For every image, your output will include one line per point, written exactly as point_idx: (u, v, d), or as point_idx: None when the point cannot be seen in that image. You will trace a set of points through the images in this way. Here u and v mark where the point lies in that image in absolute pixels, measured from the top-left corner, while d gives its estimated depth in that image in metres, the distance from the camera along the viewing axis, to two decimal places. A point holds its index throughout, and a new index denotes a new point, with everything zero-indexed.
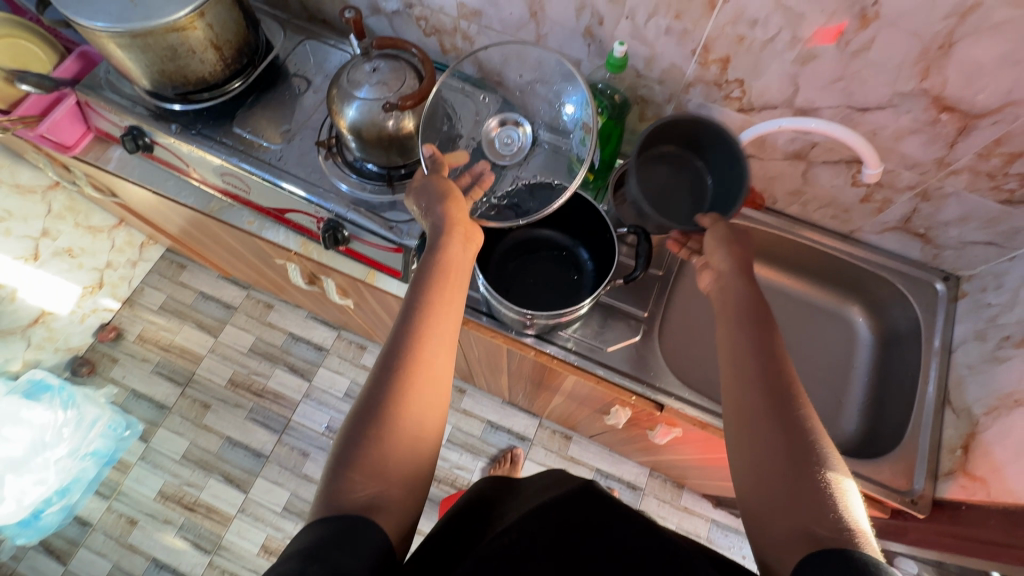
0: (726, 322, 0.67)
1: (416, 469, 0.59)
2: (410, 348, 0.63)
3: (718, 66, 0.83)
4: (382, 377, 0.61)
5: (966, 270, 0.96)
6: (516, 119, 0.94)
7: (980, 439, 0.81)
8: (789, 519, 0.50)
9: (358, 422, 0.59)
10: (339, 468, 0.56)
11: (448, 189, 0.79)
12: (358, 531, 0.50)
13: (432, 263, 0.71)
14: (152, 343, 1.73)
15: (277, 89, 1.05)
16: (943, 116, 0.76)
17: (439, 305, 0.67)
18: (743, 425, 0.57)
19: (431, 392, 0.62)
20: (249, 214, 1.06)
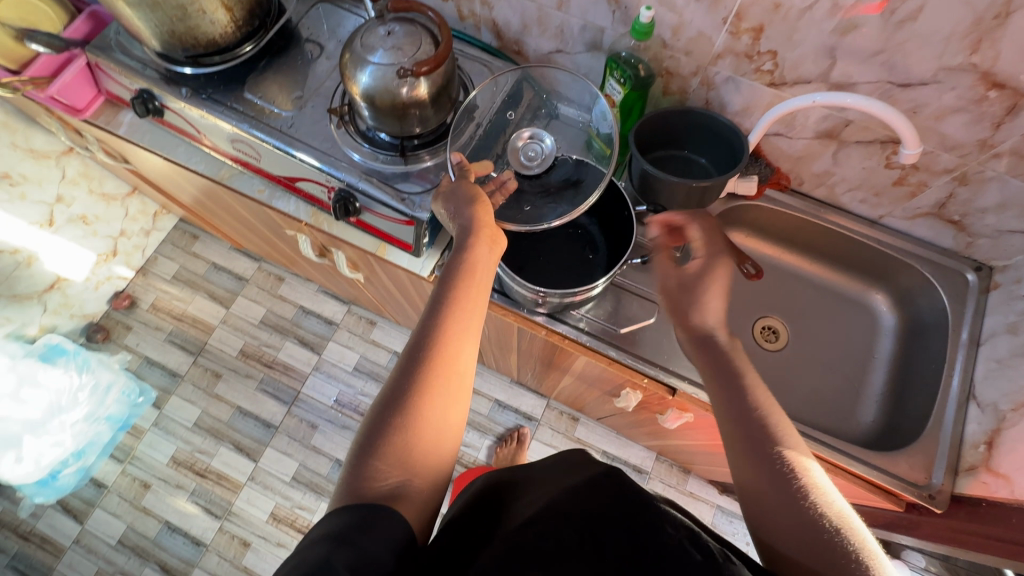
0: (703, 361, 0.60)
1: (439, 462, 0.59)
2: (438, 342, 0.61)
3: (750, 37, 0.79)
4: (408, 369, 0.60)
5: (1000, 260, 0.91)
6: (540, 133, 0.92)
7: (1005, 435, 0.78)
8: (804, 565, 0.46)
9: (384, 409, 0.59)
10: (363, 454, 0.56)
11: (476, 194, 0.77)
12: (384, 519, 0.51)
13: (457, 260, 0.70)
14: (166, 313, 1.75)
15: (289, 53, 1.02)
16: (992, 94, 0.71)
17: (465, 302, 0.66)
18: (740, 470, 0.52)
19: (455, 385, 0.61)
20: (260, 183, 1.05)
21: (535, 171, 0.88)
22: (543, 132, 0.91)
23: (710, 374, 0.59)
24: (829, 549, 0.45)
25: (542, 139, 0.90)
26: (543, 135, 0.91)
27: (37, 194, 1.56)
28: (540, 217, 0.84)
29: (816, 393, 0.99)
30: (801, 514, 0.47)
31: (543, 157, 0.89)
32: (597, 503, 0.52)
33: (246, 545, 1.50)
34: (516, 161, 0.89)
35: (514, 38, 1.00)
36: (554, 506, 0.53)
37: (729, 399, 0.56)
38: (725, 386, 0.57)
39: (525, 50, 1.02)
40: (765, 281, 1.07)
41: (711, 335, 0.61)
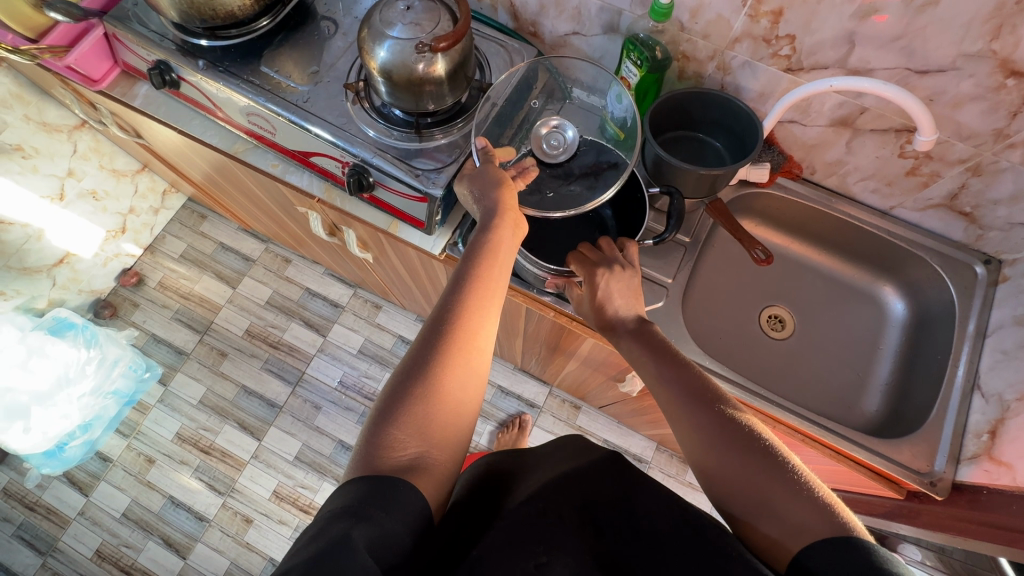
0: (643, 356, 0.67)
1: (456, 435, 0.60)
2: (460, 317, 0.63)
3: (769, 20, 0.78)
4: (429, 342, 0.61)
5: (1009, 254, 0.92)
6: (560, 122, 0.93)
7: (1009, 425, 0.79)
8: (768, 508, 0.51)
9: (403, 379, 0.59)
10: (383, 423, 0.57)
11: (502, 177, 0.77)
12: (402, 491, 0.52)
13: (480, 242, 0.71)
14: (173, 291, 1.77)
15: (306, 29, 1.02)
16: (1010, 82, 0.71)
17: (487, 282, 0.67)
18: (699, 455, 0.57)
19: (476, 361, 0.63)
20: (273, 158, 1.05)
21: (554, 161, 0.89)
22: (567, 123, 0.92)
23: (655, 372, 0.65)
24: (789, 494, 0.51)
25: (566, 129, 0.91)
26: (565, 125, 0.92)
27: (48, 167, 1.48)
28: (561, 202, 0.85)
29: (819, 381, 1.00)
30: (760, 472, 0.53)
31: (564, 148, 0.89)
32: (598, 486, 0.57)
33: (248, 522, 1.52)
34: (537, 148, 0.90)
35: (530, 20, 1.01)
36: (552, 485, 0.57)
37: (676, 388, 0.61)
38: (670, 384, 0.62)
39: (541, 32, 1.02)
40: (773, 270, 1.07)
41: (649, 335, 0.69)
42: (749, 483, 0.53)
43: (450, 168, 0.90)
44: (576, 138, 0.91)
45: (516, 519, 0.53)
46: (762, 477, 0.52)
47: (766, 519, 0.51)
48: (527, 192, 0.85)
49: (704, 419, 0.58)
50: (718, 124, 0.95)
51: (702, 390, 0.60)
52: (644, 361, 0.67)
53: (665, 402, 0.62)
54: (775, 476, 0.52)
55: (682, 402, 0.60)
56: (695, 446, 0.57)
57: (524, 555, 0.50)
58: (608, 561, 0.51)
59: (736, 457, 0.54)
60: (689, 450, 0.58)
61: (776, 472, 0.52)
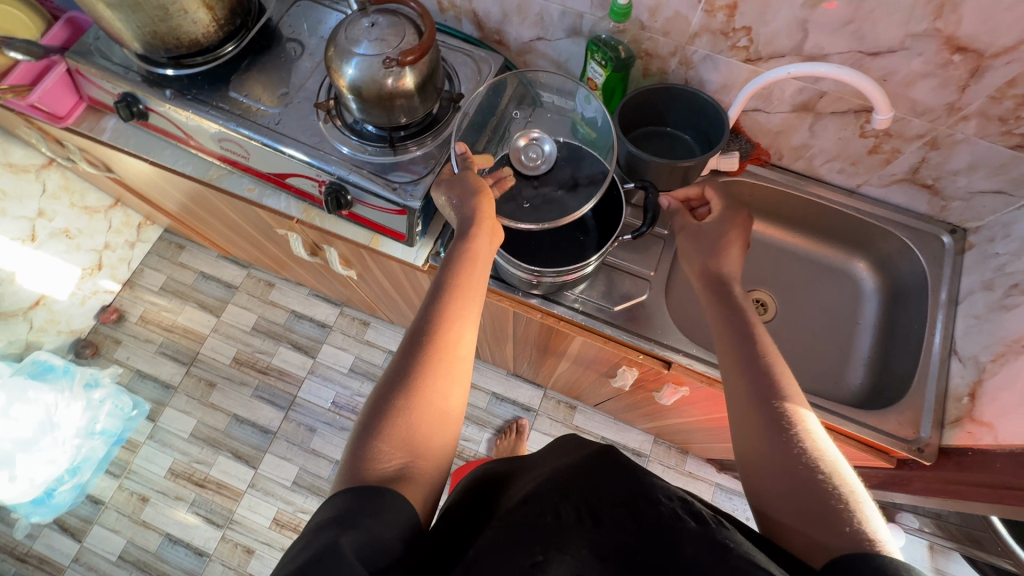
0: (721, 322, 0.69)
1: (441, 444, 0.60)
2: (439, 327, 0.64)
3: (725, 14, 0.81)
4: (410, 354, 0.62)
5: (973, 222, 0.96)
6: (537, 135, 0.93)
7: (987, 385, 0.81)
8: (791, 507, 0.52)
9: (386, 391, 0.60)
10: (367, 437, 0.57)
11: (481, 185, 0.79)
12: (389, 501, 0.52)
13: (460, 251, 0.72)
14: (155, 324, 1.75)
15: (272, 52, 1.03)
16: (956, 58, 0.74)
17: (465, 290, 0.68)
18: (743, 440, 0.60)
19: (457, 369, 0.63)
20: (249, 182, 1.05)
21: (533, 172, 0.89)
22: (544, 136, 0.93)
23: (733, 349, 0.66)
24: (819, 506, 0.51)
25: (543, 142, 0.92)
26: (541, 137, 0.93)
27: (17, 209, 1.46)
28: (539, 210, 0.86)
29: (804, 360, 1.01)
30: (793, 472, 0.54)
31: (543, 161, 0.90)
32: (633, 485, 0.58)
33: (250, 552, 1.49)
34: (516, 163, 0.90)
35: (494, 28, 1.02)
36: (588, 498, 0.57)
37: (746, 364, 0.63)
38: (747, 359, 0.64)
39: (506, 40, 1.04)
40: (751, 256, 1.10)
41: (729, 294, 0.72)
42: (778, 476, 0.54)
43: (427, 179, 0.91)
44: (553, 149, 0.91)
45: (536, 526, 0.53)
46: (792, 475, 0.54)
47: (778, 504, 0.53)
48: (504, 201, 0.87)
49: (746, 390, 0.61)
50: (684, 118, 0.97)
51: (761, 364, 0.63)
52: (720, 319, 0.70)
53: (725, 369, 0.66)
54: (807, 480, 0.53)
55: (747, 384, 0.62)
56: (737, 422, 0.61)
57: (523, 556, 0.49)
58: (603, 552, 0.52)
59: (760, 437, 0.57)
60: (737, 426, 0.61)
61: (793, 465, 0.54)
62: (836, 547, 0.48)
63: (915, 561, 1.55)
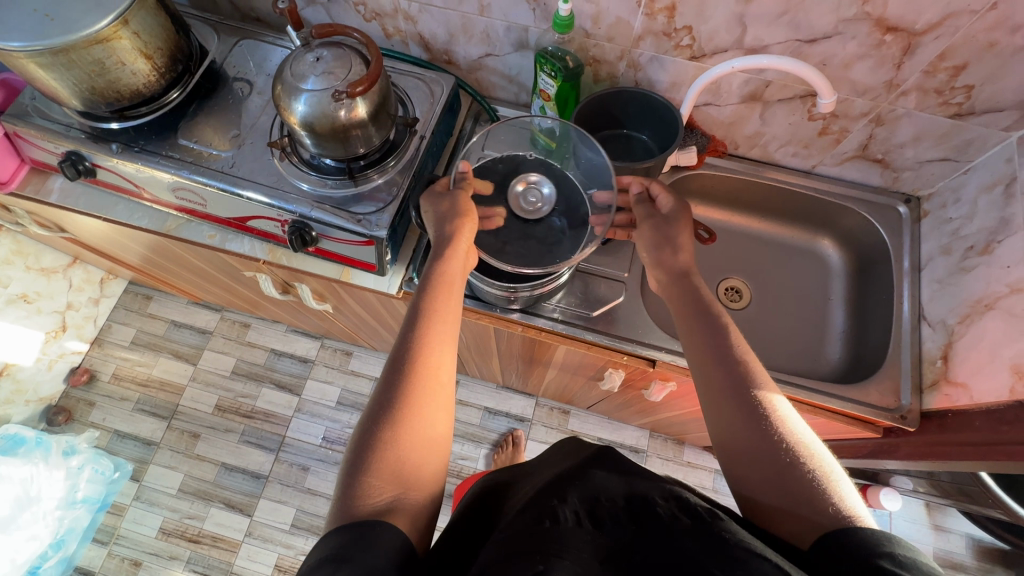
0: (688, 312, 0.70)
1: (431, 471, 0.59)
2: (419, 352, 0.64)
3: (665, 15, 0.82)
4: (393, 384, 0.62)
5: (925, 189, 0.99)
6: (540, 179, 0.89)
7: (957, 347, 0.84)
8: (775, 491, 0.53)
9: (371, 423, 0.59)
10: (356, 472, 0.56)
11: (467, 207, 0.80)
12: (383, 534, 0.50)
13: (433, 275, 0.73)
14: (129, 380, 1.69)
15: (218, 95, 1.01)
16: (888, 38, 0.77)
17: (441, 313, 0.68)
18: (716, 428, 0.60)
19: (441, 393, 0.63)
20: (209, 229, 1.03)
21: (534, 217, 0.87)
22: (545, 181, 0.89)
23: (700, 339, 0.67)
24: (801, 487, 0.52)
25: (543, 186, 0.88)
26: (545, 181, 0.89)
27: None
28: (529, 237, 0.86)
29: (784, 342, 1.03)
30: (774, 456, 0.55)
31: (542, 208, 0.87)
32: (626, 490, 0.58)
33: None
34: (513, 210, 0.87)
35: (442, 49, 1.02)
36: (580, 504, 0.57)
37: (718, 352, 0.64)
38: (720, 346, 0.65)
39: (455, 59, 1.04)
40: (720, 245, 1.12)
41: (690, 287, 0.73)
42: (760, 461, 0.55)
43: (391, 207, 0.90)
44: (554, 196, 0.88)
45: (529, 534, 0.52)
46: (773, 459, 0.54)
47: (762, 488, 0.54)
48: (490, 238, 0.85)
49: (719, 381, 0.62)
50: (641, 118, 0.99)
51: (731, 356, 0.63)
52: (683, 311, 0.71)
53: (691, 361, 0.66)
54: (788, 462, 0.54)
55: (720, 372, 0.62)
56: (712, 413, 0.62)
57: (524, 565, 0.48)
58: (605, 553, 0.51)
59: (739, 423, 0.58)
60: (711, 416, 0.62)
61: (775, 449, 0.55)
62: (825, 528, 0.48)
63: (914, 521, 1.58)
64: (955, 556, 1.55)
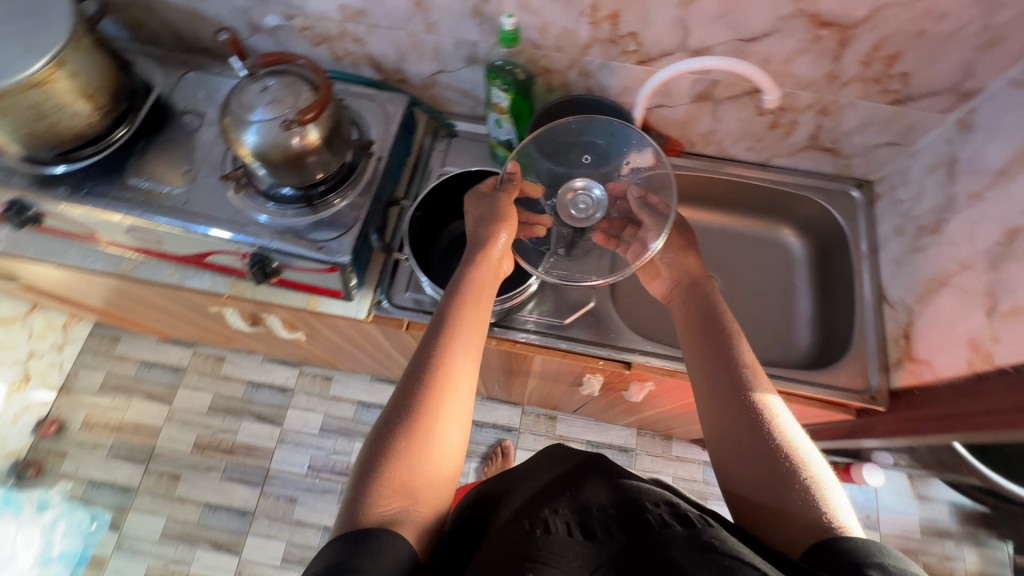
0: (702, 318, 0.72)
1: (440, 485, 0.59)
2: (440, 363, 0.63)
3: (609, 23, 0.83)
4: (411, 392, 0.61)
5: (875, 174, 1.02)
6: (588, 183, 0.96)
7: (917, 325, 0.86)
8: (773, 494, 0.54)
9: (387, 428, 0.59)
10: (366, 477, 0.56)
11: (507, 211, 0.83)
12: (385, 548, 0.50)
13: (461, 284, 0.74)
14: (101, 427, 1.63)
15: (168, 129, 0.99)
16: (824, 32, 0.79)
17: (462, 324, 0.68)
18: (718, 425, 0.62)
19: (460, 405, 0.62)
20: (168, 267, 0.99)
21: (587, 223, 0.93)
22: (593, 183, 0.96)
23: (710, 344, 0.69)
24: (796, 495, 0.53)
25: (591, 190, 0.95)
26: (593, 185, 0.96)
27: None
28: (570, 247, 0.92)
29: (755, 333, 1.05)
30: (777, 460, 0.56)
31: (594, 214, 0.94)
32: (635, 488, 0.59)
33: None
34: (565, 217, 0.94)
35: (394, 68, 1.02)
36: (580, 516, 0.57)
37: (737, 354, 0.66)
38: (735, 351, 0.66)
39: (408, 77, 1.04)
40: None
41: (703, 297, 0.75)
42: (762, 465, 0.56)
43: (352, 232, 0.89)
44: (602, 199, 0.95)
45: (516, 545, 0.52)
46: (775, 466, 0.56)
47: (757, 493, 0.55)
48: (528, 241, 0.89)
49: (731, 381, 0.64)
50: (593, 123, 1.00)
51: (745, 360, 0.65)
52: (691, 315, 0.74)
53: (699, 359, 0.68)
54: (789, 470, 0.55)
55: (734, 373, 0.64)
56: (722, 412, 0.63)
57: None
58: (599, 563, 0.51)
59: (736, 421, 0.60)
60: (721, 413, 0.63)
61: (781, 453, 0.57)
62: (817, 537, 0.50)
63: (898, 493, 1.62)
64: (939, 523, 1.60)
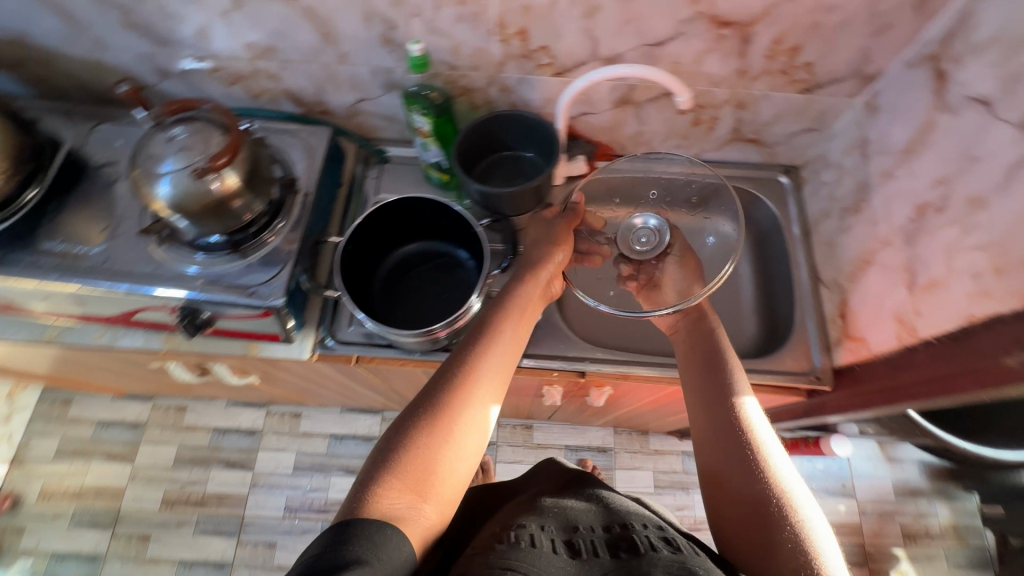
0: (713, 346, 0.78)
1: (450, 493, 0.62)
2: (469, 381, 0.67)
3: (519, 39, 0.84)
4: (436, 398, 0.65)
5: (800, 159, 1.05)
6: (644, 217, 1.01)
7: (851, 303, 0.89)
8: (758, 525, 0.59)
9: (408, 426, 0.63)
10: (382, 468, 0.60)
11: (562, 234, 0.88)
12: (385, 544, 0.53)
13: (503, 302, 0.77)
14: (60, 495, 1.55)
15: (82, 186, 0.95)
16: (725, 32, 0.81)
17: (495, 346, 0.71)
18: (718, 441, 0.67)
19: (479, 423, 0.66)
20: (96, 329, 0.95)
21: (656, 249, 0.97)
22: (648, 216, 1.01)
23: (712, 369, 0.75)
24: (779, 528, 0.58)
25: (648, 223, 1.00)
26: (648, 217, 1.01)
27: None
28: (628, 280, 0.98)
29: None
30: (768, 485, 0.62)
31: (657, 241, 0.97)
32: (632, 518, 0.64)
33: None
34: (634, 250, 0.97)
35: (315, 101, 1.00)
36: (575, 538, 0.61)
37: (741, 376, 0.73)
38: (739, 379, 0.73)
39: (331, 108, 1.02)
40: None
41: (710, 326, 0.82)
42: (752, 497, 0.61)
43: (284, 272, 0.86)
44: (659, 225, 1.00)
45: None
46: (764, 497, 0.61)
47: (744, 527, 0.61)
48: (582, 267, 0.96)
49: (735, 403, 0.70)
50: (522, 136, 0.97)
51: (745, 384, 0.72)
52: (699, 340, 0.80)
53: (707, 379, 0.74)
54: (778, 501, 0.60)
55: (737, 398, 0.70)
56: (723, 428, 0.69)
57: None
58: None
59: (731, 436, 0.66)
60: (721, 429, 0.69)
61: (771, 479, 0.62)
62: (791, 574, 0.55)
63: (870, 459, 1.66)
64: (911, 482, 1.65)
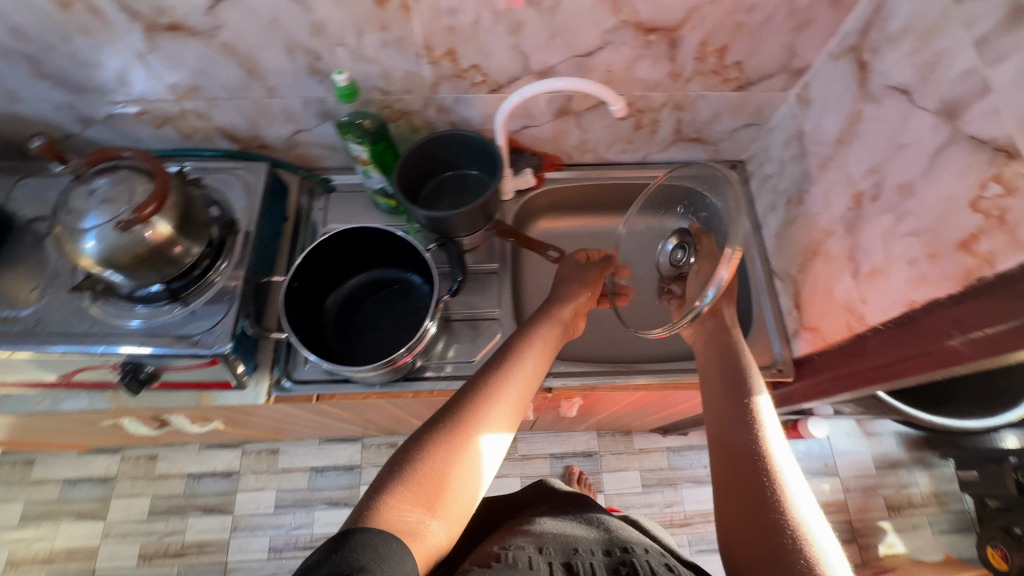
0: (730, 354, 0.78)
1: (459, 513, 0.59)
2: (491, 398, 0.66)
3: (449, 60, 0.83)
4: (458, 411, 0.64)
5: (744, 153, 1.06)
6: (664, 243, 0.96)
7: (803, 294, 0.90)
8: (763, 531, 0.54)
9: (428, 436, 0.61)
10: (397, 475, 0.57)
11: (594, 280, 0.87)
12: (391, 553, 0.50)
13: (528, 331, 0.77)
14: (28, 562, 1.48)
15: (8, 244, 0.90)
16: (652, 37, 0.81)
17: (519, 371, 0.70)
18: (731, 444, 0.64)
19: (496, 446, 0.64)
20: (36, 395, 0.91)
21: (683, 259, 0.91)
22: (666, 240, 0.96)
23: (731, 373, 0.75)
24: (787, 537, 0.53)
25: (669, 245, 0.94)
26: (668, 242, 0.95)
27: None
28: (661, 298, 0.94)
29: None
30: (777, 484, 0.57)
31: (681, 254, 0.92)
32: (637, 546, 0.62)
33: None
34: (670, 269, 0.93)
35: (250, 136, 0.97)
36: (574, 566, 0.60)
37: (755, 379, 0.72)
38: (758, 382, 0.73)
39: (268, 142, 0.99)
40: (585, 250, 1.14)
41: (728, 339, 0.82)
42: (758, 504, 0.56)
43: (227, 318, 0.83)
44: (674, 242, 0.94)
45: None
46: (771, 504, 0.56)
47: (745, 539, 0.54)
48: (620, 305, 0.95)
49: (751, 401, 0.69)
50: (463, 155, 0.97)
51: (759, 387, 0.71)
52: (716, 349, 0.80)
53: (724, 384, 0.73)
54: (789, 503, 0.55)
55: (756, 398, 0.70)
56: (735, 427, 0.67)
57: None
58: None
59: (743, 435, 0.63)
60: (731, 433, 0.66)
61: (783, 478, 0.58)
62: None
63: (850, 436, 1.69)
64: (890, 455, 1.68)
